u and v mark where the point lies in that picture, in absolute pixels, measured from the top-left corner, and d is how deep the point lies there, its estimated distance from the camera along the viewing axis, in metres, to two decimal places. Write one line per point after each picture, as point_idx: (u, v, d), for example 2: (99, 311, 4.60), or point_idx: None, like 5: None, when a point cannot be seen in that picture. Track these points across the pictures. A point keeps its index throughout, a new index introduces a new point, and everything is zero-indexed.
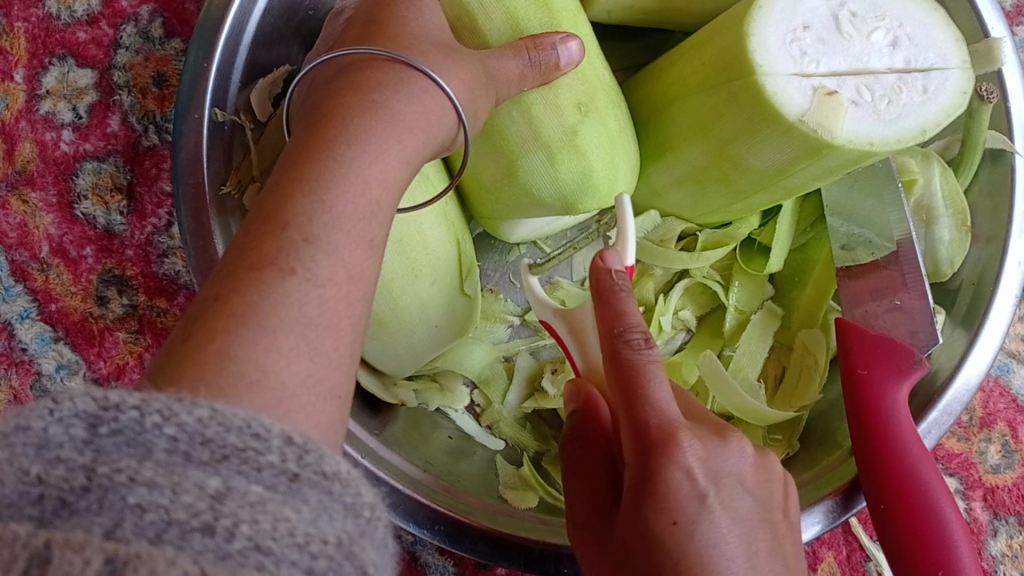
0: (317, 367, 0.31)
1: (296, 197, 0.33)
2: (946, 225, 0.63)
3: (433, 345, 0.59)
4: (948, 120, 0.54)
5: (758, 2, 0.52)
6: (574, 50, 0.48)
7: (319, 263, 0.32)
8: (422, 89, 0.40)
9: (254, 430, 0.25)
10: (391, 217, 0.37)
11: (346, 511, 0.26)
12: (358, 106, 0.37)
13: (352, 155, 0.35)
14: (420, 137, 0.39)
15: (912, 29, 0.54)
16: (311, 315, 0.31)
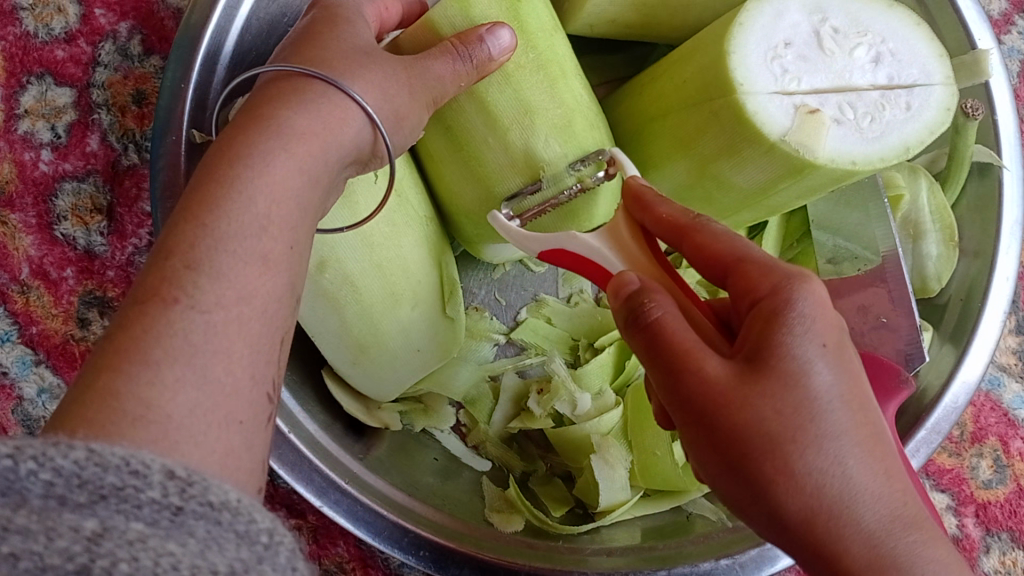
0: (206, 396, 0.31)
1: (182, 222, 0.34)
2: (934, 240, 0.62)
3: (418, 367, 0.59)
4: (930, 138, 0.53)
5: (738, 18, 0.52)
6: (505, 39, 0.47)
7: (205, 289, 0.32)
8: (319, 96, 0.40)
9: (133, 468, 0.24)
10: (298, 229, 0.37)
11: (240, 538, 0.25)
12: (251, 125, 0.38)
13: (234, 172, 0.36)
14: (318, 144, 0.39)
15: (894, 44, 0.53)
16: (198, 343, 0.31)
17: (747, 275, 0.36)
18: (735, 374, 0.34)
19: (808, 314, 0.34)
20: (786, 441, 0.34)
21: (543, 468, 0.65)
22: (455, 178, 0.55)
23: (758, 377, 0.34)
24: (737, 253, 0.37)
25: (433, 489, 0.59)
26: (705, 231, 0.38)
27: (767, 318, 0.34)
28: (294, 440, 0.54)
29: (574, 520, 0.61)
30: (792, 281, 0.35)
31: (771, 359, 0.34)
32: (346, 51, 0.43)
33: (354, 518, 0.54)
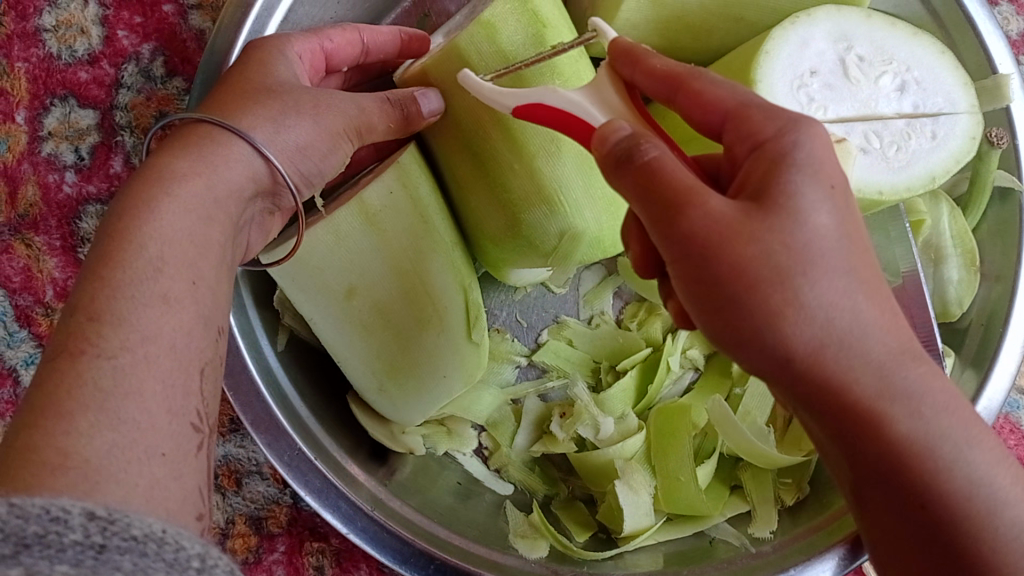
0: (122, 436, 0.32)
1: (86, 283, 0.36)
2: (954, 264, 0.62)
3: (444, 394, 0.59)
4: (957, 167, 0.53)
5: (764, 48, 0.52)
6: (434, 100, 0.52)
7: (108, 336, 0.34)
8: (205, 139, 0.42)
9: (54, 514, 0.26)
10: (208, 265, 0.39)
11: (168, 565, 0.28)
12: (144, 174, 0.40)
13: (125, 224, 0.37)
14: (203, 185, 0.41)
15: (919, 72, 0.53)
16: (108, 386, 0.33)
17: (750, 119, 0.35)
18: (737, 291, 0.33)
19: (808, 151, 0.34)
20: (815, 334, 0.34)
21: (565, 491, 0.65)
22: (481, 207, 0.56)
23: (767, 218, 0.33)
24: (737, 99, 0.36)
25: (461, 513, 0.60)
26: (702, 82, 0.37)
27: (771, 161, 0.34)
28: (321, 468, 0.55)
29: (597, 545, 0.61)
30: (791, 124, 0.34)
31: (779, 194, 0.33)
32: (261, 92, 0.45)
33: (379, 545, 0.55)
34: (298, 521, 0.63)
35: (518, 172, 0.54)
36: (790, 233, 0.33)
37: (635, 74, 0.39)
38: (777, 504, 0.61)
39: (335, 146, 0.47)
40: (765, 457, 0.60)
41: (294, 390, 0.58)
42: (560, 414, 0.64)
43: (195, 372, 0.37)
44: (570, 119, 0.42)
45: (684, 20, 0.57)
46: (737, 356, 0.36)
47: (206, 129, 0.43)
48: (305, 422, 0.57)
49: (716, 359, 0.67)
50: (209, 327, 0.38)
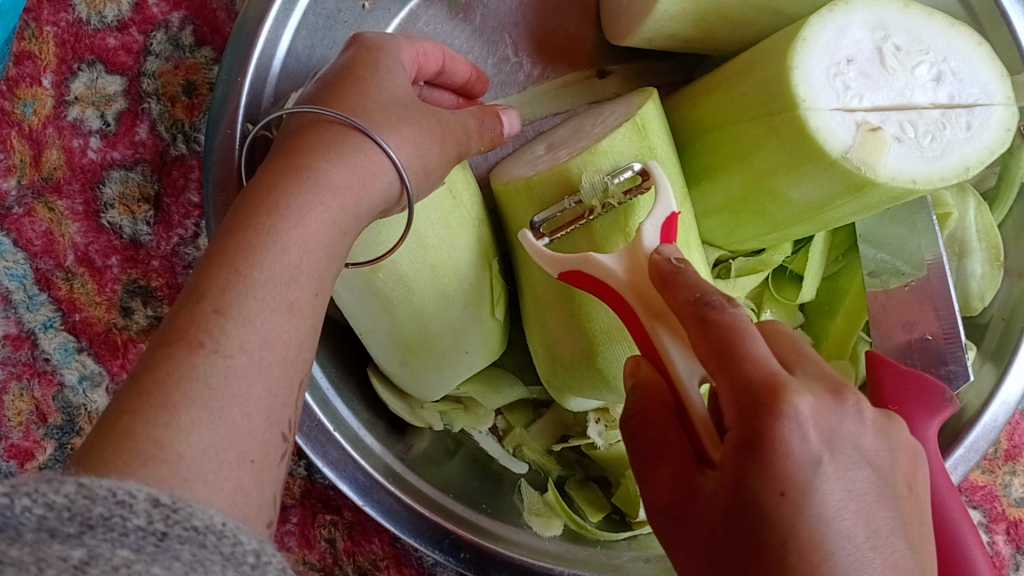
0: (220, 437, 0.33)
1: (216, 268, 0.36)
2: (979, 259, 0.63)
3: (465, 371, 0.59)
4: (991, 158, 0.53)
5: (802, 34, 0.52)
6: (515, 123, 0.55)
7: (228, 334, 0.35)
8: (358, 151, 0.43)
9: (120, 497, 0.26)
10: (325, 276, 0.40)
11: (226, 560, 0.27)
12: (290, 173, 0.40)
13: (271, 221, 0.38)
14: (350, 199, 0.41)
15: (956, 64, 0.53)
16: (219, 387, 0.34)
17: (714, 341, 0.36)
18: (743, 404, 0.35)
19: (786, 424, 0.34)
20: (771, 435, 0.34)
21: (578, 473, 0.65)
22: (555, 327, 0.57)
23: (736, 364, 0.35)
24: (696, 313, 0.37)
25: (476, 492, 0.60)
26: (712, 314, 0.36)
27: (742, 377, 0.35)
28: (342, 441, 0.56)
29: (611, 526, 0.62)
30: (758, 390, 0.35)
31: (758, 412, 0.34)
32: (379, 98, 0.45)
33: (398, 519, 0.56)
34: (312, 493, 0.63)
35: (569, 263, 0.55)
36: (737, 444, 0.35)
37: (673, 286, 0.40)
38: None
39: (441, 173, 0.49)
40: None
41: (315, 363, 0.58)
42: (598, 420, 0.61)
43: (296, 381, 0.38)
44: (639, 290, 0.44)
45: (721, 12, 0.58)
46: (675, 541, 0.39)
47: (356, 137, 0.43)
48: (326, 394, 0.57)
49: None
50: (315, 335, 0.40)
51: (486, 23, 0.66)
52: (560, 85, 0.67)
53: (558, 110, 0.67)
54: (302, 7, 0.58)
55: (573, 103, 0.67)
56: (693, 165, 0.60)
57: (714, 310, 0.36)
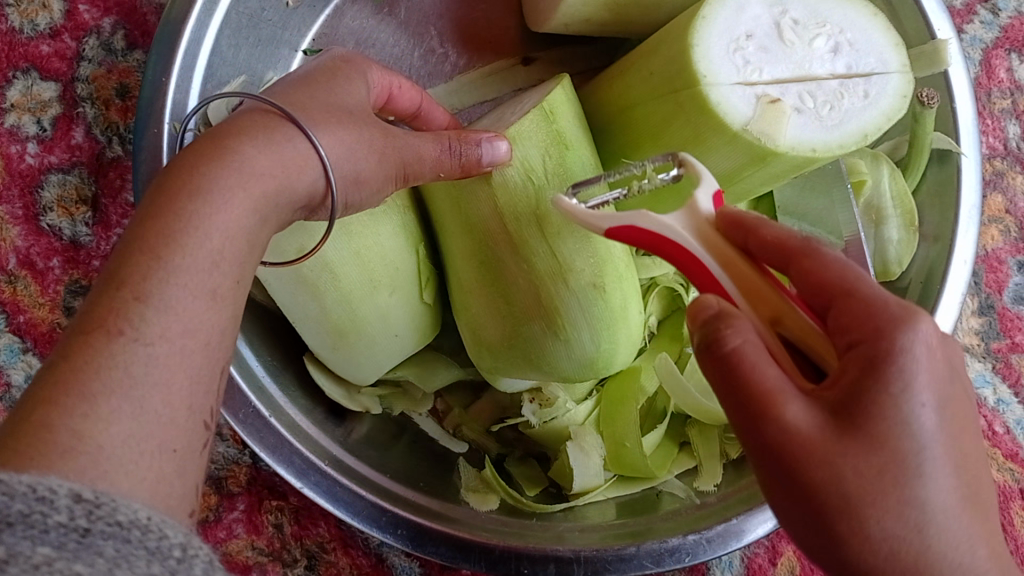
0: (140, 426, 0.34)
1: (136, 254, 0.37)
2: (895, 225, 0.65)
3: (397, 354, 0.61)
4: (889, 125, 0.55)
5: (702, 13, 0.55)
6: (498, 150, 0.53)
7: (149, 322, 0.36)
8: (286, 142, 0.44)
9: (40, 494, 0.27)
10: (246, 263, 0.41)
11: (150, 554, 0.28)
12: (210, 157, 0.41)
13: (193, 207, 0.39)
14: (272, 187, 0.42)
15: (852, 35, 0.55)
16: (139, 374, 0.35)
17: (813, 269, 0.37)
18: (852, 391, 0.35)
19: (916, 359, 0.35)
20: (899, 417, 0.34)
21: (518, 450, 0.67)
22: (479, 313, 0.60)
23: (867, 382, 0.34)
24: (802, 239, 0.38)
25: (415, 472, 0.62)
26: (813, 263, 0.37)
27: (866, 361, 0.35)
28: (276, 425, 0.57)
29: (548, 499, 0.64)
30: (896, 320, 0.35)
31: (869, 421, 0.34)
32: (326, 104, 0.47)
33: (333, 498, 0.57)
34: (258, 479, 0.65)
35: (507, 259, 0.57)
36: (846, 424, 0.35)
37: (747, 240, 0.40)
38: (722, 458, 0.64)
39: (382, 186, 0.50)
40: (711, 413, 0.63)
41: (252, 354, 0.59)
42: (531, 399, 0.63)
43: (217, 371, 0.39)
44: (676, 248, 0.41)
45: None
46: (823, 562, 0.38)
47: (285, 126, 0.44)
48: (261, 381, 0.59)
49: (668, 324, 0.68)
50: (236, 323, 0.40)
51: (410, 16, 0.69)
52: (486, 73, 0.69)
53: (486, 97, 0.69)
54: (222, 9, 0.60)
55: (499, 91, 0.69)
56: (608, 146, 0.62)
57: (819, 255, 0.38)
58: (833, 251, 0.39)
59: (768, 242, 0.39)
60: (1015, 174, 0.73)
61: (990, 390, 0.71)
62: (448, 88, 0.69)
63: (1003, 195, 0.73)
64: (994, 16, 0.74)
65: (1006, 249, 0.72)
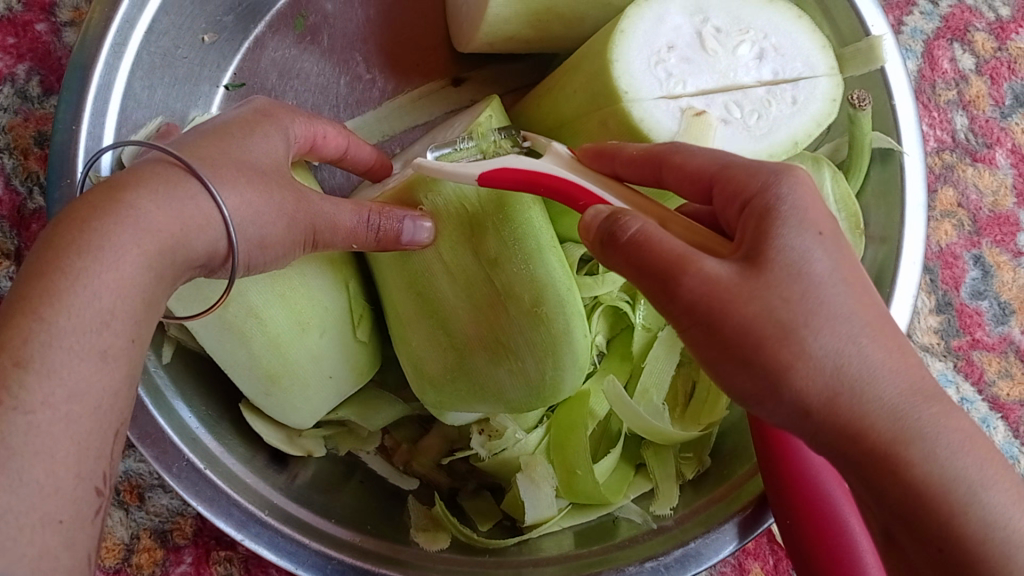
0: (19, 500, 0.33)
1: (16, 317, 0.35)
2: (840, 230, 0.62)
3: (333, 396, 0.59)
4: (819, 131, 0.53)
5: (620, 27, 0.53)
6: (419, 230, 0.52)
7: (30, 388, 0.34)
8: (188, 197, 0.41)
9: None
10: (137, 325, 0.39)
11: None
12: (100, 207, 0.39)
13: (80, 263, 0.37)
14: (167, 240, 0.40)
15: (777, 40, 0.54)
16: (17, 444, 0.33)
17: (733, 179, 0.39)
18: (755, 233, 0.37)
19: (797, 200, 0.37)
20: (799, 266, 0.36)
21: (471, 482, 0.65)
22: (420, 343, 0.58)
23: (766, 230, 0.37)
24: (719, 163, 0.41)
25: (362, 515, 0.60)
26: (683, 155, 0.43)
27: (760, 214, 0.37)
28: (213, 477, 0.55)
29: (501, 533, 0.62)
30: (777, 172, 0.38)
31: (766, 245, 0.36)
32: (234, 161, 0.44)
33: (276, 549, 0.55)
34: (204, 531, 0.63)
35: (445, 286, 0.55)
36: (786, 315, 0.36)
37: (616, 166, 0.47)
38: (679, 478, 0.62)
39: (289, 249, 0.48)
40: (662, 434, 0.61)
41: (184, 406, 0.57)
42: (479, 430, 0.61)
43: (109, 435, 0.37)
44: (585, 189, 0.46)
45: (554, 11, 0.58)
46: (758, 412, 0.38)
47: (186, 177, 0.42)
48: (195, 433, 0.57)
49: (617, 341, 0.66)
50: (133, 384, 0.39)
51: (334, 44, 0.67)
52: (416, 98, 0.67)
53: (417, 122, 0.67)
54: (134, 48, 0.57)
55: (431, 114, 0.67)
56: None
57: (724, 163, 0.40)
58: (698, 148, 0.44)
59: (642, 156, 0.45)
60: (965, 166, 0.71)
61: (953, 389, 0.69)
62: (378, 115, 0.66)
63: (955, 189, 0.71)
64: (934, 7, 0.72)
65: (961, 243, 0.71)
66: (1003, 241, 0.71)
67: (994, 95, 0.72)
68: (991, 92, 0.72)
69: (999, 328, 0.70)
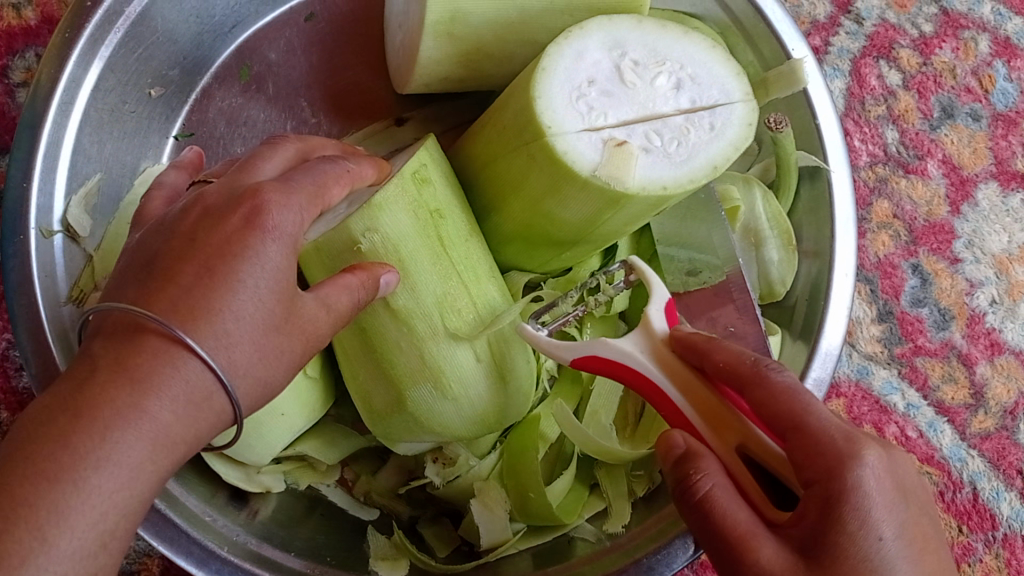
0: None
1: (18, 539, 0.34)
2: (774, 246, 0.65)
3: (287, 432, 0.61)
4: (737, 154, 0.56)
5: (541, 64, 0.55)
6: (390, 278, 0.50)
7: None
8: (192, 379, 0.40)
9: None
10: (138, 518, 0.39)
11: None
12: (101, 407, 0.37)
13: (83, 476, 0.36)
14: (171, 434, 0.39)
15: (693, 69, 0.56)
16: None
17: (807, 444, 0.43)
18: (818, 529, 0.42)
19: (866, 489, 0.41)
20: (859, 551, 0.41)
21: (430, 510, 0.67)
22: (366, 378, 0.59)
23: (829, 524, 0.41)
24: (794, 419, 0.43)
25: (322, 547, 0.61)
26: (763, 392, 0.44)
27: (825, 501, 0.42)
28: (172, 517, 0.55)
29: (460, 558, 0.63)
30: (848, 459, 0.42)
31: (830, 530, 0.41)
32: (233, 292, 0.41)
33: None
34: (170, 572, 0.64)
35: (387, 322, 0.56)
36: (817, 503, 0.42)
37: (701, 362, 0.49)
38: (630, 497, 0.64)
39: None
40: (611, 454, 0.62)
41: None
42: (434, 459, 0.63)
43: None
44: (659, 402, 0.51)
45: (483, 50, 0.61)
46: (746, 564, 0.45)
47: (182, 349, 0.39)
48: None
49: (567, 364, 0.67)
50: None
51: (278, 91, 0.69)
52: (362, 138, 0.69)
53: None
54: (80, 106, 0.59)
55: (376, 154, 0.68)
56: (477, 200, 0.62)
57: (774, 378, 0.44)
58: (783, 374, 0.45)
59: (726, 367, 0.46)
60: (898, 178, 0.73)
61: (898, 396, 0.71)
62: None
63: (889, 201, 0.73)
64: (858, 26, 0.75)
65: (899, 253, 0.73)
66: (940, 249, 0.73)
67: (922, 109, 0.75)
68: (919, 105, 0.75)
69: (940, 334, 0.72)
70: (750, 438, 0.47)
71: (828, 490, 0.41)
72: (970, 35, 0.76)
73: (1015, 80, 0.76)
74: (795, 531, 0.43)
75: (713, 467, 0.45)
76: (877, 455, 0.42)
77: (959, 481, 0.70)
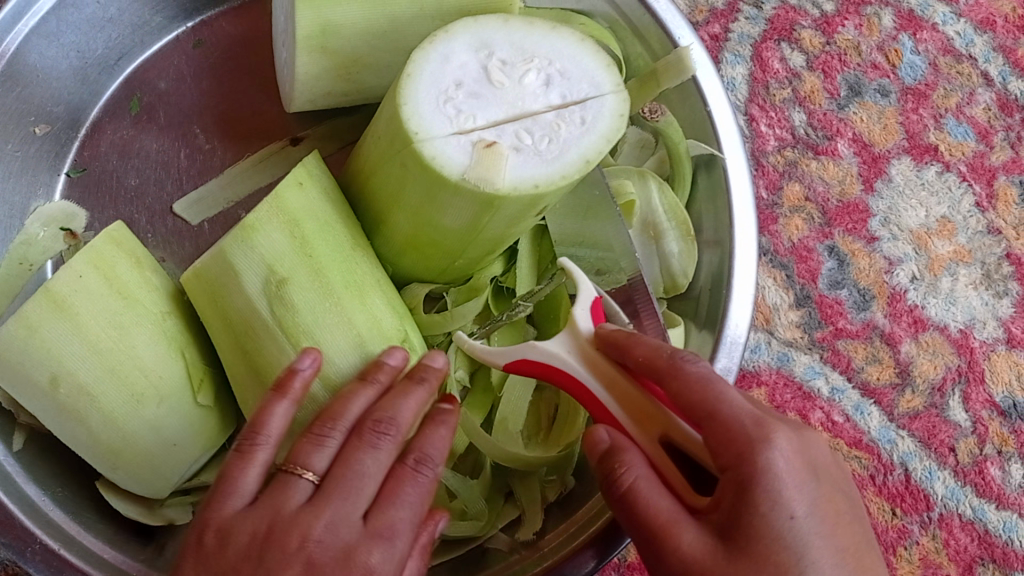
0: None
1: None
2: (673, 238, 0.64)
3: (182, 462, 0.59)
4: (610, 146, 0.55)
5: (407, 71, 0.54)
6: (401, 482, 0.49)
7: None
8: None
9: None
10: None
11: None
12: None
13: None
14: None
15: (562, 65, 0.55)
16: None
17: (722, 433, 0.42)
18: (734, 513, 0.41)
19: (777, 471, 0.41)
20: (774, 531, 0.41)
21: None
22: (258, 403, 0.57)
23: (743, 507, 0.41)
24: (708, 408, 0.43)
25: None
26: (680, 382, 0.44)
27: (738, 484, 0.41)
28: (68, 557, 0.55)
29: None
30: (758, 443, 0.41)
31: (743, 518, 0.41)
32: None
33: None
34: None
35: (270, 343, 0.55)
36: (732, 490, 0.42)
37: (623, 357, 0.48)
38: (545, 503, 0.63)
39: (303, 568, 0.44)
40: (520, 460, 0.61)
41: (35, 487, 0.58)
42: None
43: None
44: (582, 392, 0.51)
45: (360, 61, 0.61)
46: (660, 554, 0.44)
47: None
48: (48, 513, 0.57)
49: None
50: None
51: (169, 120, 0.69)
52: (258, 161, 0.68)
53: (261, 184, 0.67)
54: None
55: (272, 175, 0.68)
56: (367, 212, 0.61)
57: (690, 366, 0.44)
58: (698, 365, 0.45)
59: (646, 361, 0.46)
60: (808, 161, 0.75)
61: (822, 380, 0.71)
62: (221, 183, 0.67)
63: (800, 183, 0.74)
64: (758, 11, 0.78)
65: (814, 236, 0.74)
66: (855, 229, 0.74)
67: (828, 88, 0.77)
68: (825, 85, 0.77)
69: (861, 314, 0.72)
70: (671, 428, 0.46)
71: (744, 470, 0.41)
72: (872, 11, 0.79)
73: (921, 53, 0.79)
74: (715, 516, 0.43)
75: (638, 459, 0.45)
76: (785, 437, 0.42)
77: (890, 463, 0.70)
